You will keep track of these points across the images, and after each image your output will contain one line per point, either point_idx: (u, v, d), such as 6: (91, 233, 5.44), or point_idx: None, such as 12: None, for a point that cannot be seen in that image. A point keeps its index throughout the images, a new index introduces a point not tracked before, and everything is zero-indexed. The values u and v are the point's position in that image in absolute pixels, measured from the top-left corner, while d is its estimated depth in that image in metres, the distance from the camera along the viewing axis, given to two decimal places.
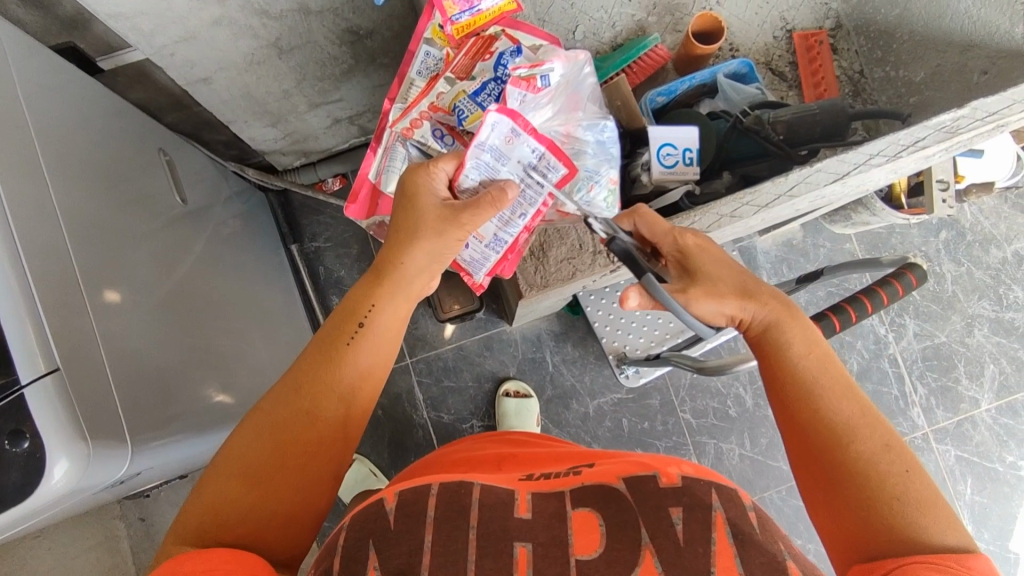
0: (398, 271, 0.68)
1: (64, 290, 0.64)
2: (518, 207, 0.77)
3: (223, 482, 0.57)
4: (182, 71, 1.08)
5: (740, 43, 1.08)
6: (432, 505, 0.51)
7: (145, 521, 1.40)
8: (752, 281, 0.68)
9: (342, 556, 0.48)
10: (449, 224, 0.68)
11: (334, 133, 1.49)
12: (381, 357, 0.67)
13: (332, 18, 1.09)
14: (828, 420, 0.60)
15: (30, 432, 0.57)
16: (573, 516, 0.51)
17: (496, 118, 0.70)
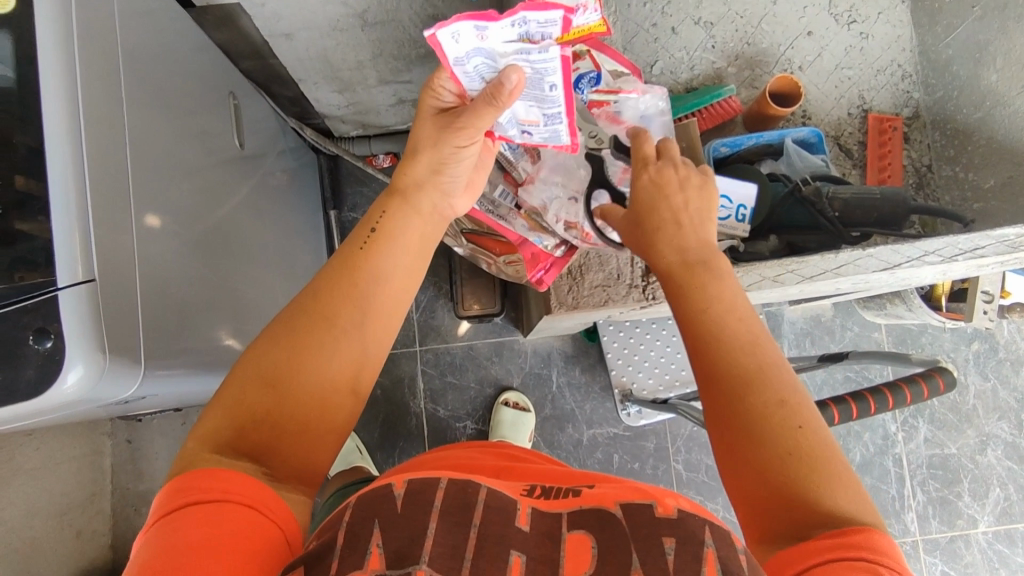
0: (408, 185, 0.70)
1: (117, 206, 0.65)
2: (542, 80, 0.61)
3: (245, 383, 0.58)
4: (268, 22, 1.11)
5: (813, 112, 1.08)
6: (439, 496, 0.51)
7: (131, 443, 1.47)
8: (681, 220, 0.64)
9: (346, 530, 0.49)
10: (452, 140, 0.67)
11: (396, 112, 1.51)
12: (389, 266, 0.67)
13: (421, 2, 1.11)
14: (733, 375, 0.56)
15: (56, 333, 0.58)
16: (568, 538, 0.51)
17: (445, 32, 0.55)
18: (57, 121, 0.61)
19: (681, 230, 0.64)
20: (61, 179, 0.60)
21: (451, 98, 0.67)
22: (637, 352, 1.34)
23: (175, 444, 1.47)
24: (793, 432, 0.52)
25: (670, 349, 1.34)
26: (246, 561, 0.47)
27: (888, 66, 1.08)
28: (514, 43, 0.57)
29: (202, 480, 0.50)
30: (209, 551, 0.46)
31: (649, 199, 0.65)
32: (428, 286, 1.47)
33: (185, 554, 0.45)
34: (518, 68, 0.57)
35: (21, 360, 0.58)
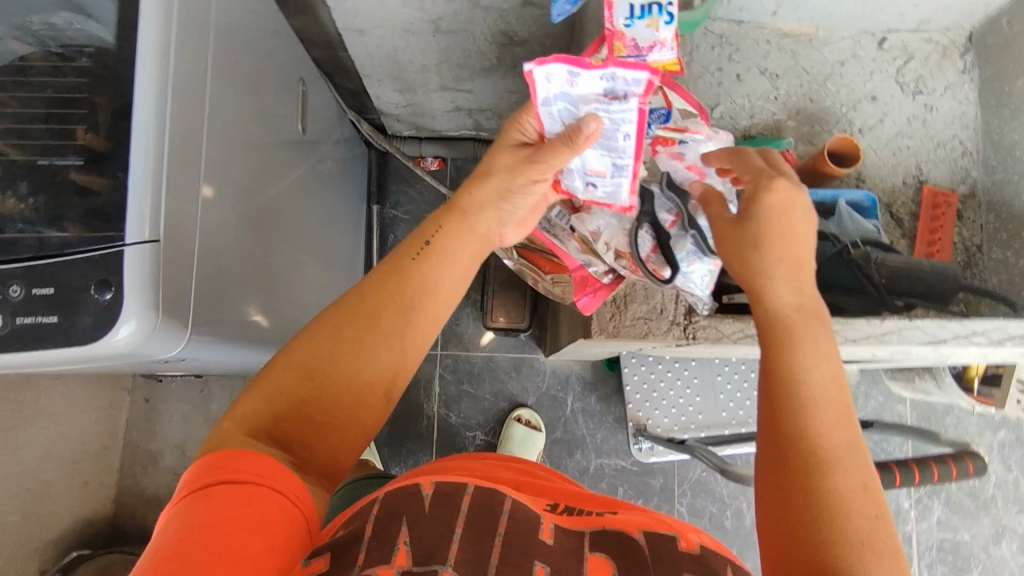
0: (467, 205, 0.72)
1: (189, 172, 0.67)
2: (617, 132, 0.61)
3: (287, 373, 0.61)
4: (345, 17, 1.15)
5: (869, 176, 1.07)
6: (466, 502, 0.52)
7: (147, 402, 1.50)
8: (796, 262, 0.60)
9: (374, 522, 0.49)
10: (527, 173, 0.69)
11: (450, 119, 1.54)
12: (437, 281, 0.69)
13: (495, 17, 1.13)
14: (811, 429, 0.51)
15: (116, 287, 0.59)
16: (590, 558, 0.51)
17: (541, 70, 0.55)
18: (147, 86, 0.63)
19: (793, 269, 0.59)
20: (142, 142, 0.62)
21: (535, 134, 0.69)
22: (656, 389, 1.33)
23: (190, 410, 1.50)
24: (869, 520, 0.47)
25: (690, 391, 1.33)
26: (266, 549, 0.47)
27: (949, 142, 1.08)
28: (599, 99, 0.57)
29: (239, 460, 0.52)
30: (231, 535, 0.46)
31: (775, 225, 0.58)
32: None
33: (214, 530, 0.46)
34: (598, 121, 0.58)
35: (79, 308, 0.59)
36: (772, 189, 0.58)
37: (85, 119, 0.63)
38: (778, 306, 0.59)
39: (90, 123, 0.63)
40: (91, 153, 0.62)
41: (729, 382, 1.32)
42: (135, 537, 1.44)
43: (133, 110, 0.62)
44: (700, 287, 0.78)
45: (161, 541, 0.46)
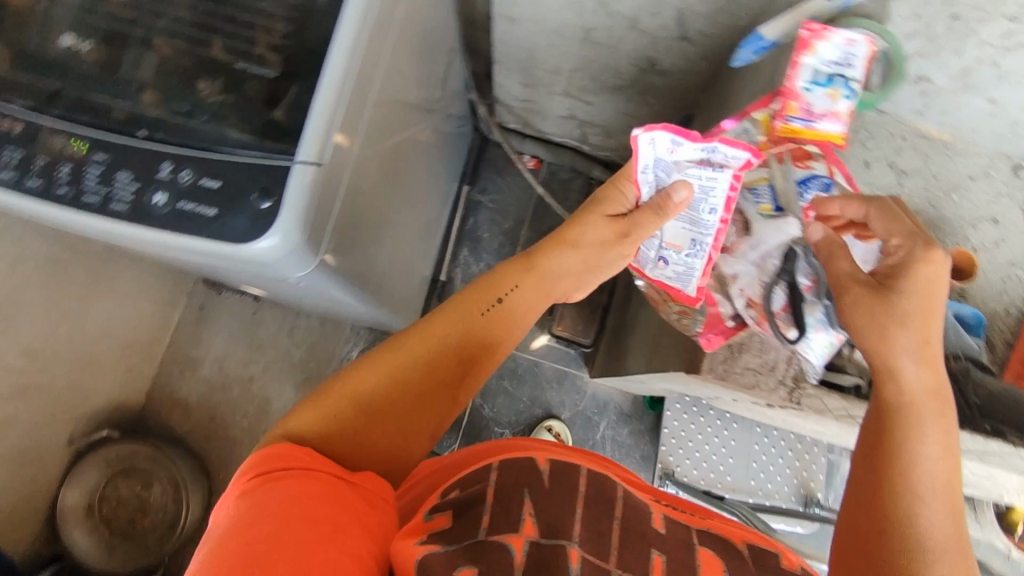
0: (546, 265, 0.74)
1: (357, 112, 0.67)
2: (704, 202, 0.69)
3: (342, 399, 0.65)
4: (503, 4, 1.14)
5: (975, 295, 1.05)
6: (585, 484, 0.62)
7: (201, 308, 1.54)
8: (933, 343, 0.57)
9: (497, 492, 0.59)
10: (614, 246, 0.74)
11: (560, 124, 1.54)
12: (507, 325, 0.74)
13: (647, 44, 1.12)
14: (913, 518, 0.54)
15: (276, 198, 0.60)
16: (701, 551, 0.57)
17: (649, 134, 0.65)
18: (347, 25, 0.63)
19: (929, 354, 0.57)
20: (330, 77, 0.62)
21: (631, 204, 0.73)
22: (691, 439, 1.36)
23: (238, 328, 1.54)
24: None
25: (725, 450, 1.32)
26: (339, 534, 0.53)
27: None
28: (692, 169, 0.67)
29: (292, 458, 0.57)
30: (298, 522, 0.51)
31: (920, 304, 0.56)
32: None
33: (282, 517, 0.51)
34: (687, 189, 0.66)
35: (237, 208, 0.60)
36: (925, 262, 0.57)
37: (287, 39, 0.64)
38: (909, 386, 0.57)
39: (290, 44, 0.64)
40: (285, 73, 0.63)
41: (765, 454, 1.32)
42: (156, 433, 1.47)
43: (329, 45, 0.62)
44: (814, 359, 0.64)
45: (230, 524, 0.51)
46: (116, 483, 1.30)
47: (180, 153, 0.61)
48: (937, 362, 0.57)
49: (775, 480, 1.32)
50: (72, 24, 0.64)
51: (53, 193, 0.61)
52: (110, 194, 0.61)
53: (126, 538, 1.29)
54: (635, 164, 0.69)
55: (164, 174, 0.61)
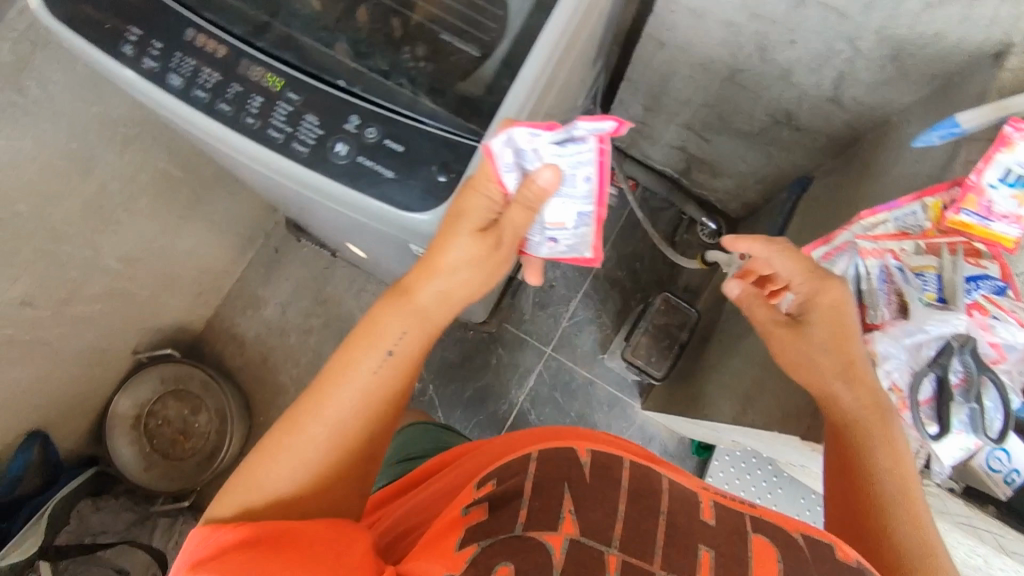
0: (431, 297, 0.59)
1: (540, 105, 0.66)
2: (566, 182, 0.53)
3: (264, 461, 0.58)
4: (657, 27, 1.12)
5: None
6: (625, 478, 0.58)
7: (274, 253, 1.52)
8: (858, 361, 0.60)
9: (537, 485, 0.57)
10: (500, 252, 0.57)
11: (669, 153, 1.53)
12: (413, 361, 0.61)
13: (794, 99, 1.10)
14: (894, 537, 0.57)
15: (454, 174, 0.60)
16: (753, 540, 0.54)
17: (504, 139, 0.52)
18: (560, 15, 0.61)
19: (857, 373, 0.60)
20: (534, 65, 0.60)
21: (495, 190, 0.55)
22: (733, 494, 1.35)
23: (307, 279, 1.53)
24: None
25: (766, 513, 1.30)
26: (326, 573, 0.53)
27: None
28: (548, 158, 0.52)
29: (237, 531, 0.55)
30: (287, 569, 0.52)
31: (828, 330, 0.61)
32: (592, 308, 1.56)
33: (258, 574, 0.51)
34: (553, 171, 0.50)
35: (415, 175, 0.61)
36: (823, 290, 0.62)
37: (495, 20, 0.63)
38: (850, 407, 0.60)
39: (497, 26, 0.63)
40: (490, 55, 0.63)
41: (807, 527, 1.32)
42: (209, 362, 1.49)
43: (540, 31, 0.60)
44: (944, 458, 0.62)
45: None
46: (166, 401, 1.32)
47: (371, 108, 0.61)
48: (866, 372, 0.61)
49: None
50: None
51: (240, 120, 0.61)
52: (294, 134, 0.61)
53: (166, 457, 1.31)
54: (496, 174, 0.54)
55: (351, 126, 0.61)
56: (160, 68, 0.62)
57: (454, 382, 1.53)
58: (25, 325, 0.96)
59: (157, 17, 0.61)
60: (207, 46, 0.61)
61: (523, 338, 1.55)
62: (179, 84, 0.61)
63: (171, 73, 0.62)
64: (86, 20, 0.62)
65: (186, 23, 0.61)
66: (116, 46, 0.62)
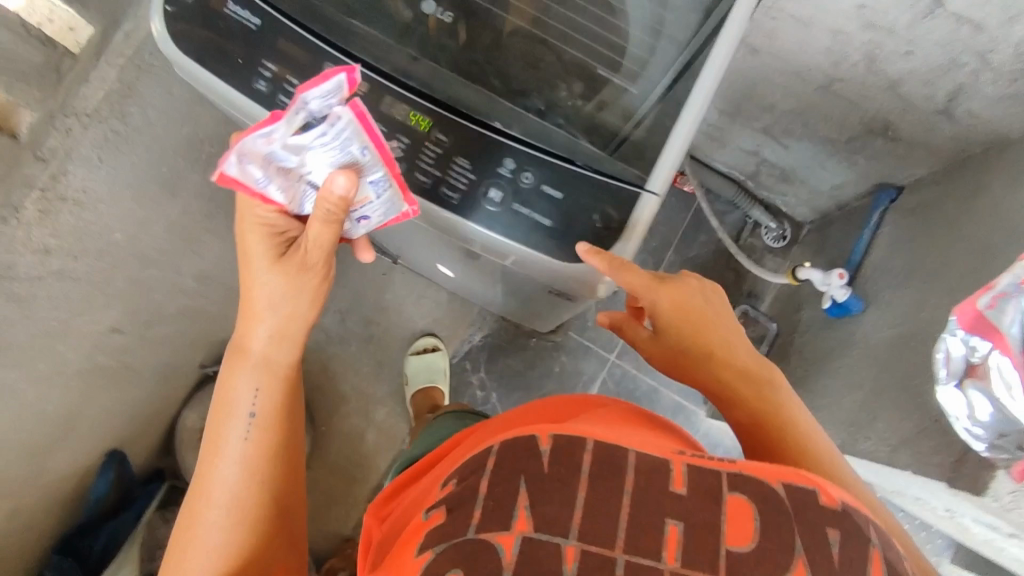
0: (259, 352, 0.71)
1: None
2: (343, 157, 0.49)
3: (179, 548, 0.66)
4: (752, 34, 1.07)
5: None
6: (589, 460, 0.48)
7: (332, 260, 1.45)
8: (719, 347, 0.66)
9: (491, 481, 0.48)
10: (306, 277, 0.65)
11: (737, 156, 1.48)
12: (275, 413, 0.72)
13: (897, 109, 1.05)
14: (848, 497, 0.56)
15: (617, 223, 0.58)
16: (729, 500, 0.46)
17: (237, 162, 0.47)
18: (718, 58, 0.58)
19: (721, 357, 0.66)
20: (699, 108, 0.57)
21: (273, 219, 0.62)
22: None
23: (364, 287, 1.47)
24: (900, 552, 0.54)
25: None
26: None
27: None
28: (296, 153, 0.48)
29: None
30: None
31: (675, 314, 0.67)
32: None
33: None
34: (344, 172, 0.49)
35: (574, 225, 0.58)
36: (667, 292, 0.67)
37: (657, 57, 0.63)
38: (734, 364, 0.66)
39: (660, 62, 0.63)
40: (651, 93, 0.62)
41: None
42: None
43: (704, 69, 0.58)
44: None
45: None
46: None
47: (525, 150, 0.57)
48: (729, 353, 0.66)
49: None
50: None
51: None
52: (443, 178, 0.57)
53: None
54: (253, 190, 0.51)
55: (505, 170, 0.57)
56: None
57: (517, 390, 1.50)
58: (116, 352, 0.99)
59: (293, 48, 0.56)
60: None
61: (586, 344, 1.52)
62: None
63: None
64: (216, 54, 0.58)
65: (324, 55, 0.56)
66: (248, 81, 0.57)
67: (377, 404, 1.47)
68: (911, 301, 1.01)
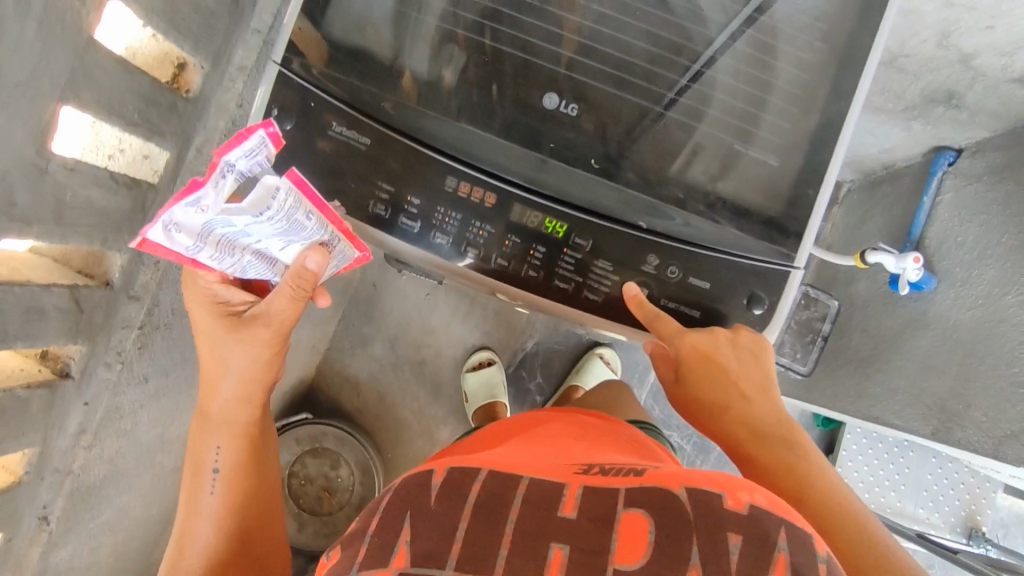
0: (213, 412, 0.64)
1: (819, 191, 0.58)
2: (290, 227, 0.47)
3: None
4: None
5: None
6: (475, 493, 0.50)
7: (373, 286, 1.41)
8: (734, 400, 0.61)
9: (380, 518, 0.49)
10: (257, 340, 0.60)
11: None
12: (241, 470, 0.65)
13: (965, 80, 0.99)
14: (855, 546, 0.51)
15: (768, 304, 0.56)
16: (622, 517, 0.45)
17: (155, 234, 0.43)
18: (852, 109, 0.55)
19: (736, 413, 0.60)
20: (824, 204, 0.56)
21: (222, 289, 0.59)
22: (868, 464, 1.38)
23: (410, 310, 1.44)
24: None
25: (896, 477, 1.37)
26: None
27: None
28: (234, 228, 0.45)
29: None
30: None
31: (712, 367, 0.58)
32: None
33: None
34: (317, 249, 0.51)
35: (726, 312, 0.56)
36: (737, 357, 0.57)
37: (780, 114, 0.57)
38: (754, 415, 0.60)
39: (783, 123, 0.57)
40: (780, 159, 0.57)
41: (936, 483, 1.37)
42: (326, 408, 1.44)
43: (829, 162, 0.56)
44: None
45: None
46: (304, 460, 1.28)
47: (665, 244, 0.54)
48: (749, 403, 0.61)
49: (942, 511, 1.37)
50: (551, 78, 0.55)
51: (520, 274, 0.54)
52: (584, 282, 0.54)
53: (315, 514, 1.29)
54: (181, 255, 0.47)
55: (649, 267, 0.55)
56: (420, 228, 0.54)
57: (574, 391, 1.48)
58: None
59: (412, 169, 0.53)
60: (473, 196, 0.53)
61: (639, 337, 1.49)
62: (446, 244, 0.54)
63: (435, 231, 0.54)
64: (337, 186, 0.55)
65: (447, 171, 0.53)
66: (367, 209, 0.54)
67: (439, 423, 1.45)
68: (993, 278, 1.02)
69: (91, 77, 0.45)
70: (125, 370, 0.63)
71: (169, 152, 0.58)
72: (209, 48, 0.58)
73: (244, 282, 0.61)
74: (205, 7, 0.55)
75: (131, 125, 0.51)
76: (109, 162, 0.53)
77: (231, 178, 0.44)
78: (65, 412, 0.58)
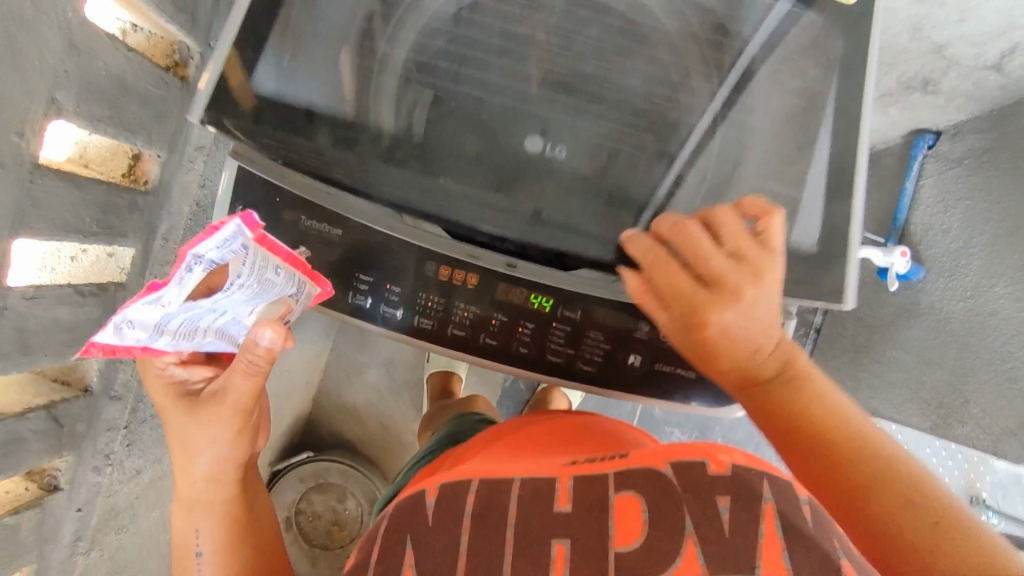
0: (188, 493, 0.60)
1: None
2: (258, 291, 0.43)
3: None
4: None
5: None
6: (471, 502, 0.48)
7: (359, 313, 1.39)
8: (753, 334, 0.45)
9: (381, 546, 0.47)
10: (219, 416, 0.55)
11: None
12: (224, 552, 0.60)
13: (939, 71, 0.95)
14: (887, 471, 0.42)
15: None
16: (615, 502, 0.44)
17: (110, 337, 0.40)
18: None
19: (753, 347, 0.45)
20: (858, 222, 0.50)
21: (181, 370, 0.56)
22: None
23: None
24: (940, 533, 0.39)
25: None
26: None
27: None
28: (198, 311, 0.42)
29: None
30: None
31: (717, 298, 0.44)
32: None
33: None
34: (272, 325, 0.47)
35: None
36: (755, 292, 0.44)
37: None
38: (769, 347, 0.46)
39: None
40: None
41: None
42: (328, 439, 1.43)
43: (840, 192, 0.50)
44: None
45: None
46: (310, 497, 1.27)
47: None
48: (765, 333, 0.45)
49: None
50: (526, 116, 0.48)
51: (510, 351, 0.54)
52: (577, 354, 0.54)
53: (327, 549, 1.29)
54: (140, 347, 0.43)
55: (643, 332, 0.54)
56: (403, 314, 0.53)
57: None
58: None
59: (391, 257, 0.52)
60: (454, 279, 0.53)
61: None
62: (432, 328, 0.54)
63: (419, 316, 0.53)
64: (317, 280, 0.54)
65: (426, 255, 0.52)
66: (348, 299, 0.54)
67: None
68: (978, 269, 1.03)
69: (40, 205, 0.43)
70: (115, 470, 0.62)
71: (135, 249, 0.56)
72: (163, 135, 0.55)
73: (205, 354, 0.58)
74: (153, 98, 0.52)
75: (91, 236, 0.49)
76: (70, 277, 0.51)
77: (199, 271, 0.38)
78: (59, 524, 0.57)
